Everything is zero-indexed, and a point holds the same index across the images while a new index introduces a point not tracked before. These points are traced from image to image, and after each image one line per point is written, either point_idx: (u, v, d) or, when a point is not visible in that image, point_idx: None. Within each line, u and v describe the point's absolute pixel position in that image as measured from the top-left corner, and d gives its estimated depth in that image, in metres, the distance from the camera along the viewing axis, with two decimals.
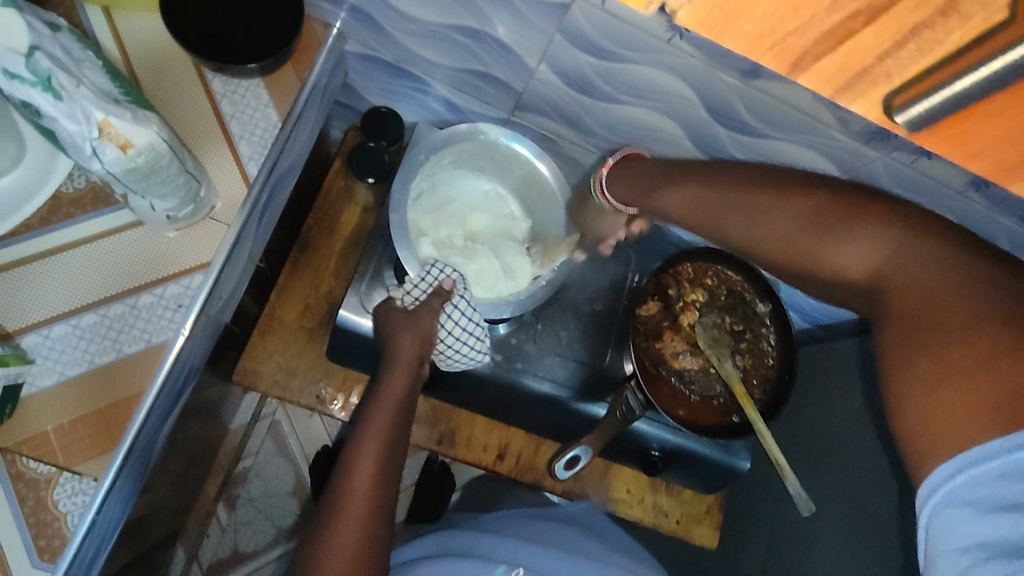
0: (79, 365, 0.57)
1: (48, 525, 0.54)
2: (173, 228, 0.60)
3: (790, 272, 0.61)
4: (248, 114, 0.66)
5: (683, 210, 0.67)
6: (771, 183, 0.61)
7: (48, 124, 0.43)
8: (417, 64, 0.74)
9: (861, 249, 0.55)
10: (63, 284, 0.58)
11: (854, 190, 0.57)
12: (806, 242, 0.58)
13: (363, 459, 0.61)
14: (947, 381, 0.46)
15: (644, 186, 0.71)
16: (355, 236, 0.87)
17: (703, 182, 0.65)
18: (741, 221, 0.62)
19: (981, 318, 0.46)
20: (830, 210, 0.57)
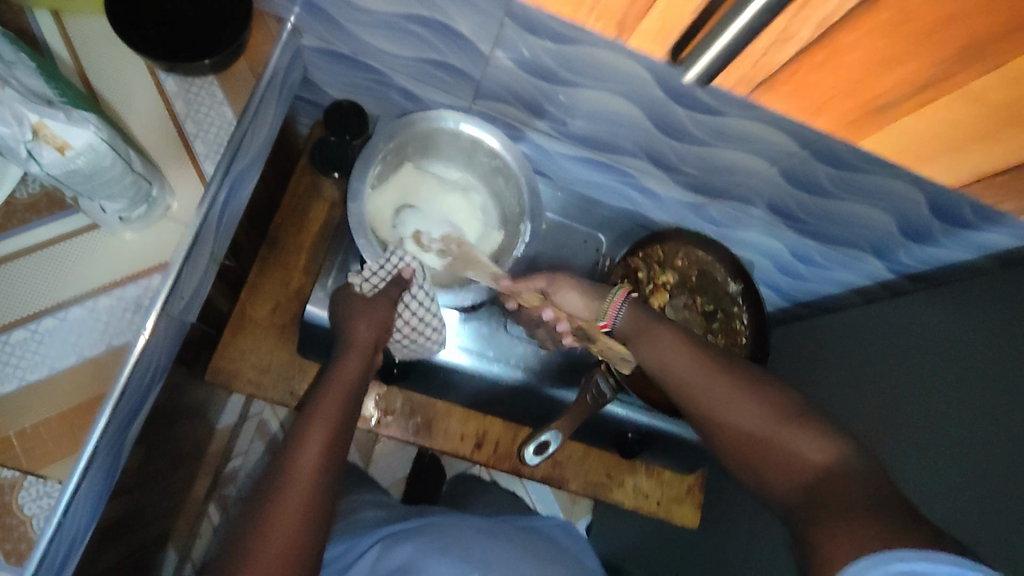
0: (40, 369, 0.57)
1: (14, 529, 0.54)
2: (129, 229, 0.60)
3: (726, 450, 0.64)
4: (203, 112, 0.65)
5: (673, 362, 0.68)
6: (746, 381, 0.65)
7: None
8: (374, 56, 0.73)
9: (818, 453, 0.59)
10: (20, 290, 0.58)
11: (809, 420, 0.62)
12: (769, 431, 0.62)
13: (311, 435, 0.60)
14: (856, 532, 0.51)
15: (639, 333, 0.71)
16: (324, 232, 0.87)
17: (691, 346, 0.68)
18: (716, 396, 0.65)
19: (866, 500, 0.53)
20: (789, 427, 0.61)
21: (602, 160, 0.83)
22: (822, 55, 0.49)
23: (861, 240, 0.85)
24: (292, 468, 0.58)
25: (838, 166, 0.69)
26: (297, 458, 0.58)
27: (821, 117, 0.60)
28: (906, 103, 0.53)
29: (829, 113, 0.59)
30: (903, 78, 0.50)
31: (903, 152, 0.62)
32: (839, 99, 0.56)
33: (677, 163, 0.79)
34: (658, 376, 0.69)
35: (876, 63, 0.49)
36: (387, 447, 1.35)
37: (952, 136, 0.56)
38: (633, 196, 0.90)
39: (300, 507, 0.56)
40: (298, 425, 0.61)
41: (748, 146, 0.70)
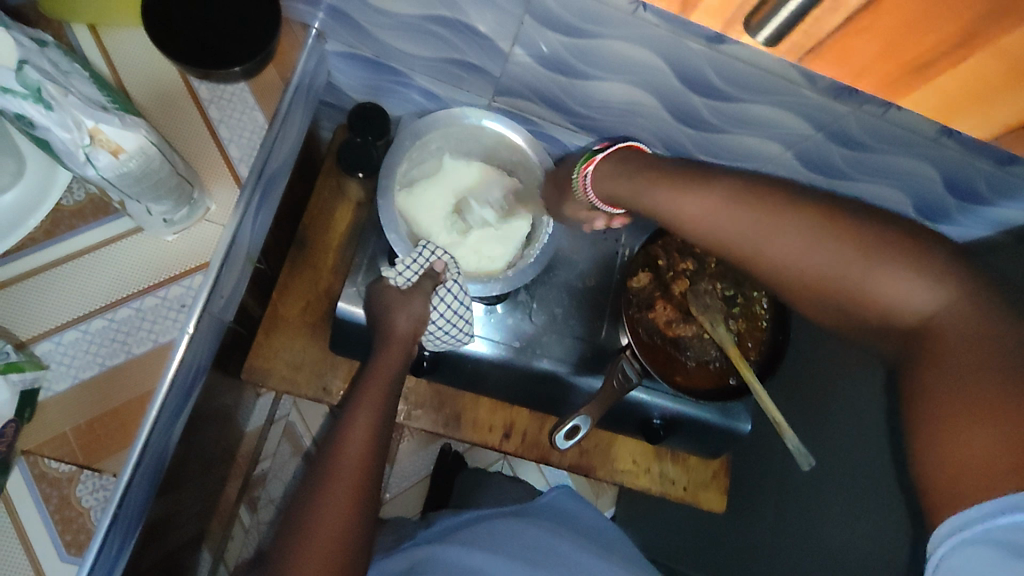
0: (91, 368, 0.60)
1: (73, 520, 0.57)
2: (171, 231, 0.63)
3: (802, 300, 0.52)
4: (236, 118, 0.67)
5: (704, 212, 0.55)
6: (794, 205, 0.51)
7: (41, 134, 0.45)
8: (396, 58, 0.75)
9: (920, 292, 0.47)
10: (72, 293, 0.60)
11: (929, 250, 0.47)
12: (832, 273, 0.49)
13: (357, 418, 0.63)
14: (1001, 437, 0.41)
15: (639, 185, 0.61)
16: (350, 231, 0.89)
17: (705, 181, 0.55)
18: (770, 230, 0.51)
19: (991, 358, 0.43)
20: (873, 254, 0.48)
21: None
22: (866, 19, 0.42)
23: None
24: (341, 450, 0.61)
25: (853, 147, 0.71)
26: (345, 442, 0.62)
27: (861, 79, 0.49)
28: (949, 61, 0.45)
29: (868, 81, 0.49)
30: (945, 31, 0.42)
31: (940, 112, 0.52)
32: (878, 63, 0.47)
33: (692, 150, 0.80)
34: (666, 220, 0.58)
35: (909, 28, 0.43)
36: (411, 444, 1.37)
37: (978, 98, 0.49)
38: None
39: (349, 487, 0.59)
40: (346, 409, 0.64)
41: (764, 131, 0.72)
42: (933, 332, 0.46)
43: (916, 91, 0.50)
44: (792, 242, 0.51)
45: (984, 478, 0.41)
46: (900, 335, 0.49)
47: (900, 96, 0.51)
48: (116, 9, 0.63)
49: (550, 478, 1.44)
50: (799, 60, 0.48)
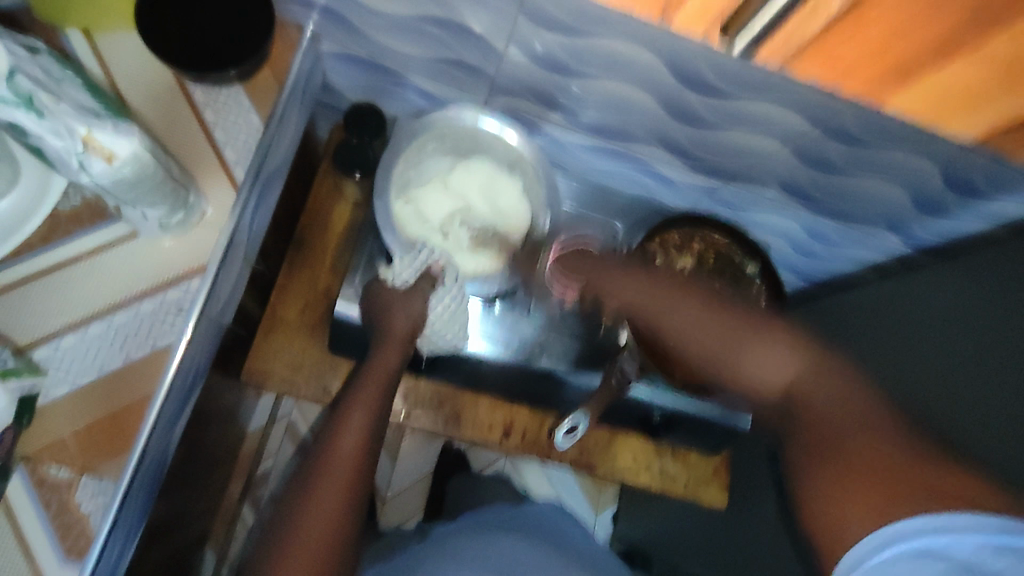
0: (89, 373, 0.60)
1: (74, 525, 0.57)
2: (167, 236, 0.63)
3: (680, 355, 0.69)
4: (230, 120, 0.67)
5: (631, 297, 0.73)
6: (698, 304, 0.69)
7: (34, 142, 0.45)
8: (391, 58, 0.75)
9: (786, 360, 0.62)
10: (69, 299, 0.60)
11: (760, 320, 0.66)
12: (721, 347, 0.66)
13: (351, 421, 0.64)
14: (857, 492, 0.54)
15: (590, 276, 0.77)
16: (348, 232, 0.89)
17: (631, 275, 0.74)
18: (673, 314, 0.69)
19: (876, 444, 0.55)
20: (743, 332, 0.65)
21: (616, 149, 0.85)
22: (850, 28, 0.50)
23: (877, 216, 0.86)
24: (333, 454, 0.62)
25: (850, 143, 0.71)
26: (337, 445, 0.62)
27: (849, 79, 0.57)
28: (936, 59, 0.51)
29: (856, 81, 0.57)
30: (918, 44, 0.50)
31: (928, 111, 0.60)
32: (866, 65, 0.55)
33: (690, 147, 0.80)
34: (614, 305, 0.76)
35: (889, 37, 0.50)
36: (413, 442, 1.37)
37: (967, 96, 0.56)
38: (647, 181, 0.91)
39: (342, 492, 0.60)
40: (340, 411, 0.65)
41: (761, 127, 0.72)
42: (796, 395, 0.61)
43: (900, 91, 0.58)
44: (692, 314, 0.69)
45: (898, 499, 0.52)
46: (773, 399, 0.64)
47: (889, 96, 0.59)
48: (109, 13, 0.62)
49: (552, 475, 1.45)
50: (785, 63, 0.57)
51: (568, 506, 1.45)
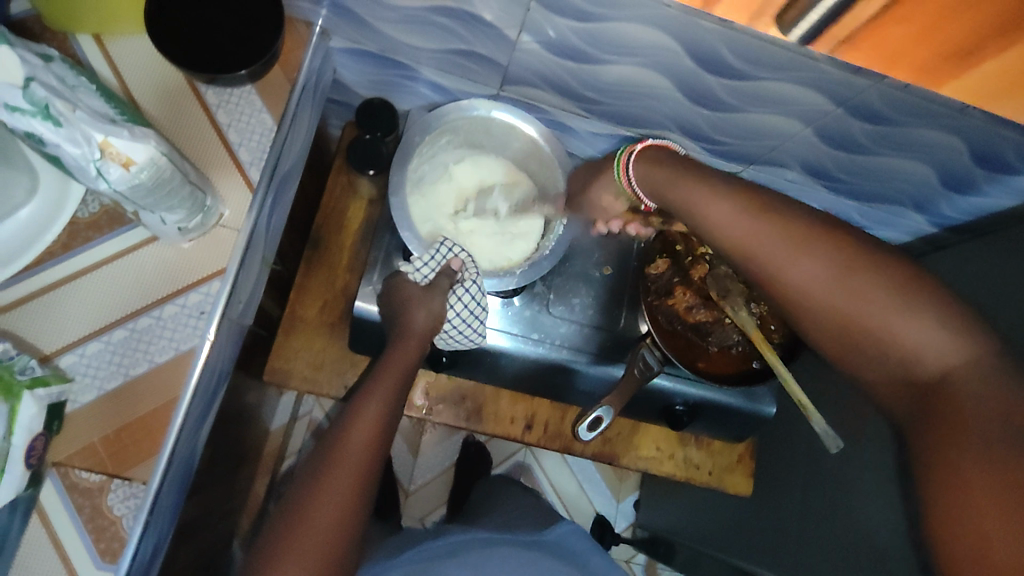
0: (115, 378, 0.60)
1: (107, 530, 0.57)
2: (187, 240, 0.63)
3: (813, 325, 0.53)
4: (244, 121, 0.67)
5: (727, 219, 0.57)
6: (843, 246, 0.52)
7: (52, 151, 0.45)
8: (402, 51, 0.74)
9: (950, 345, 0.48)
10: (93, 305, 0.60)
11: (922, 290, 0.50)
12: (856, 311, 0.51)
13: (364, 412, 0.63)
14: (1019, 532, 0.40)
15: (662, 180, 0.64)
16: (365, 228, 0.89)
17: (744, 210, 0.56)
18: (796, 265, 0.53)
19: (1016, 415, 0.44)
20: (885, 294, 0.50)
21: (632, 135, 0.83)
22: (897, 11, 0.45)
23: (902, 194, 0.84)
24: (342, 444, 0.61)
25: (875, 121, 0.69)
26: (349, 435, 0.62)
27: (897, 69, 0.52)
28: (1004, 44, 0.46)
29: (904, 67, 0.52)
30: (977, 23, 0.45)
31: (989, 97, 0.54)
32: (919, 49, 0.49)
33: (707, 130, 0.78)
34: (687, 215, 0.61)
35: (942, 19, 0.45)
36: (433, 435, 1.38)
37: None
38: None
39: (347, 480, 0.59)
40: (354, 401, 0.64)
41: (781, 108, 0.70)
42: (942, 385, 0.48)
43: (957, 78, 0.52)
44: (811, 266, 0.53)
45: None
46: (916, 391, 0.50)
47: (941, 81, 0.53)
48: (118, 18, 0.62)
49: (573, 464, 1.45)
50: (833, 53, 0.52)
51: (590, 495, 1.44)
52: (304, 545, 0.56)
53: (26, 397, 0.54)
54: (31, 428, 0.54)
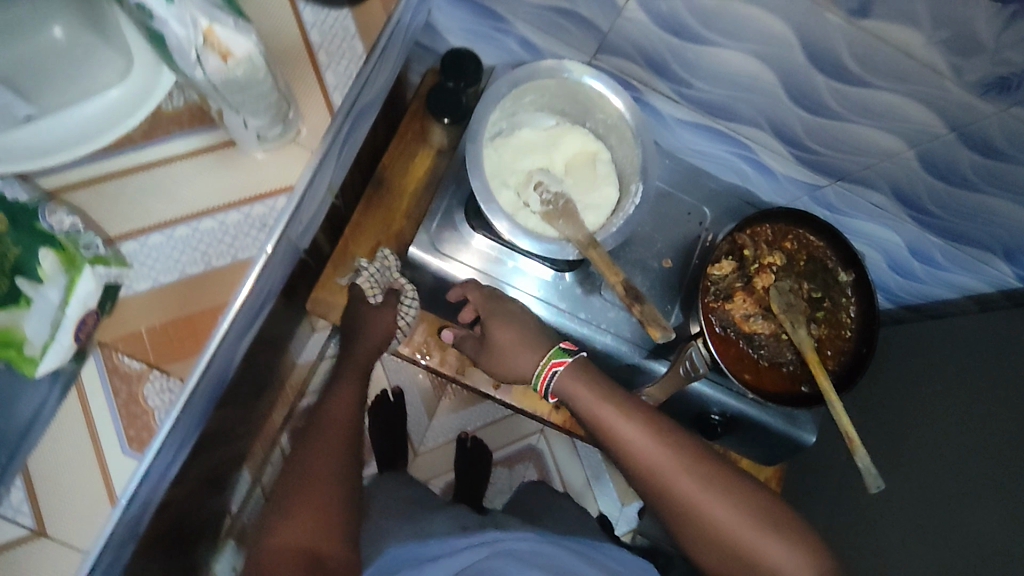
0: (171, 273, 0.60)
1: (138, 417, 0.57)
2: (262, 149, 0.63)
3: (694, 532, 0.68)
4: (337, 44, 0.66)
5: (646, 454, 0.69)
6: (716, 475, 0.68)
7: (162, 24, 0.45)
8: (502, 2, 0.72)
9: (777, 546, 0.66)
10: (160, 194, 0.60)
11: (762, 496, 0.69)
12: (744, 535, 0.66)
13: (340, 393, 0.85)
14: None
15: (592, 412, 0.70)
16: (428, 178, 0.89)
17: (650, 425, 0.70)
18: (689, 486, 0.67)
19: None
20: (751, 521, 0.66)
21: (718, 128, 0.80)
22: None
23: (991, 242, 0.79)
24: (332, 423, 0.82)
25: (985, 153, 0.65)
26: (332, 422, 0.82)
27: None
28: None
29: None
30: None
31: None
32: None
33: (800, 136, 0.75)
34: (598, 435, 0.71)
35: None
36: (451, 402, 1.38)
37: None
38: (744, 169, 0.85)
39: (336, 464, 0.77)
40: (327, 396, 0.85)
41: (884, 124, 0.67)
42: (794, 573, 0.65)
43: None
44: (702, 472, 0.68)
45: None
46: None
47: None
48: None
49: (584, 459, 1.42)
50: None
51: (596, 493, 1.42)
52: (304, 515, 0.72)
53: (85, 271, 0.55)
54: (87, 301, 0.55)
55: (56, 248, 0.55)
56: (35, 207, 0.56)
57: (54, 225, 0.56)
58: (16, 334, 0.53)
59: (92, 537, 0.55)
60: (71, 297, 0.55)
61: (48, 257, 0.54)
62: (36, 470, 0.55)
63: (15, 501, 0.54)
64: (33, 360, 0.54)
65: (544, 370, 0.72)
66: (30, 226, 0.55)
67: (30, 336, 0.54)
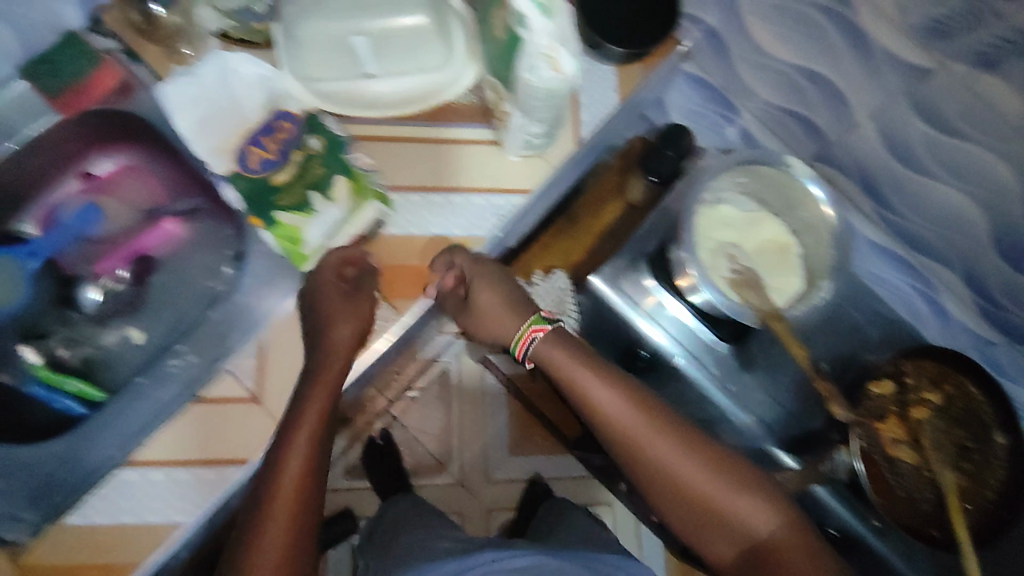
0: (419, 227, 0.72)
1: (361, 332, 0.69)
2: (518, 155, 0.74)
3: (674, 506, 0.59)
4: (597, 91, 0.77)
5: (622, 415, 0.61)
6: (675, 431, 0.61)
7: (528, 33, 0.54)
8: (740, 93, 0.83)
9: (766, 519, 0.57)
10: (431, 165, 0.74)
11: (725, 455, 0.61)
12: (716, 498, 0.58)
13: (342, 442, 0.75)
14: None
15: (581, 381, 0.63)
16: (614, 225, 0.97)
17: (626, 388, 0.63)
18: (667, 452, 0.60)
19: None
20: (712, 479, 0.59)
21: (905, 255, 0.84)
22: None
23: None
24: (272, 490, 0.57)
25: None
26: (283, 470, 0.58)
27: None
28: None
29: None
30: None
31: None
32: None
33: (992, 287, 0.76)
34: (574, 402, 0.64)
35: None
36: None
37: None
38: (918, 305, 0.88)
39: (288, 509, 0.56)
40: (281, 435, 0.60)
41: None
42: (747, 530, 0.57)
43: None
44: (621, 407, 0.61)
45: None
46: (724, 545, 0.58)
47: None
48: None
49: None
50: None
51: None
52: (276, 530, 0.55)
53: (370, 203, 0.68)
54: (361, 225, 0.68)
55: (351, 179, 0.67)
56: (346, 143, 0.68)
57: (356, 160, 0.68)
58: (301, 234, 0.65)
59: None
60: (350, 219, 0.67)
61: (342, 183, 0.66)
62: (272, 345, 0.68)
63: (249, 367, 0.67)
64: (306, 257, 0.66)
65: (522, 337, 0.65)
66: (339, 155, 0.67)
67: (308, 239, 0.66)
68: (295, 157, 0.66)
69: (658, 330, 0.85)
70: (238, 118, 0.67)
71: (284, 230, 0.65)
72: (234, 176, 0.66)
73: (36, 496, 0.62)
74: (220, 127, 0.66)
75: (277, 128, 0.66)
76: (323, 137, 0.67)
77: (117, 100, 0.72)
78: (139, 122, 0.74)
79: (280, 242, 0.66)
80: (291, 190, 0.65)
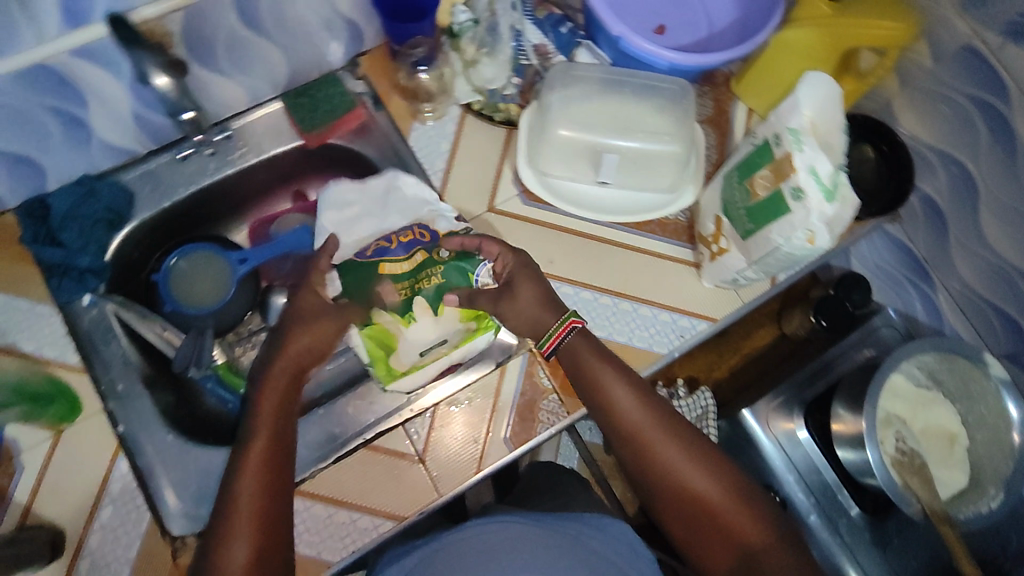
0: (603, 330, 0.72)
1: (528, 421, 0.69)
2: (712, 283, 0.74)
3: (661, 497, 0.61)
4: None
5: (627, 413, 0.62)
6: (706, 456, 0.62)
7: (802, 209, 0.55)
8: (941, 268, 0.81)
9: (763, 533, 0.59)
10: (625, 270, 0.74)
11: (740, 480, 0.61)
12: (719, 506, 0.59)
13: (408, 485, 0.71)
14: None
15: (584, 370, 0.64)
16: (764, 355, 0.94)
17: (643, 395, 0.63)
18: (662, 448, 0.61)
19: None
20: (728, 498, 0.60)
21: None
22: None
23: None
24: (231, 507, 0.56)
25: None
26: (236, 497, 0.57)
27: None
28: None
29: None
30: None
31: None
32: None
33: None
34: (597, 410, 0.64)
35: None
36: None
37: None
38: None
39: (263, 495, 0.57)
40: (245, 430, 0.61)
41: None
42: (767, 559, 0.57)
43: None
44: (665, 430, 0.62)
45: None
46: (723, 558, 0.59)
47: None
48: (772, 104, 0.78)
49: None
50: None
51: None
52: (247, 502, 0.57)
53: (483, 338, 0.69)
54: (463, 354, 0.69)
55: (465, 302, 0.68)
56: (473, 256, 0.68)
57: (480, 275, 0.68)
58: (396, 342, 0.67)
59: (452, 486, 0.67)
60: (449, 338, 0.68)
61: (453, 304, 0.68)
62: (446, 410, 0.69)
63: (421, 426, 0.69)
64: (394, 372, 0.68)
65: (557, 328, 0.64)
66: (461, 267, 0.68)
67: (401, 352, 0.68)
68: (416, 255, 0.68)
69: (798, 479, 0.84)
70: (383, 227, 0.72)
71: (378, 338, 0.67)
72: (346, 261, 0.69)
73: (205, 494, 0.65)
74: (357, 232, 0.73)
75: (410, 231, 0.70)
76: (451, 246, 0.68)
77: (352, 140, 0.77)
78: (361, 160, 0.78)
79: (371, 345, 0.67)
80: (397, 290, 0.67)
